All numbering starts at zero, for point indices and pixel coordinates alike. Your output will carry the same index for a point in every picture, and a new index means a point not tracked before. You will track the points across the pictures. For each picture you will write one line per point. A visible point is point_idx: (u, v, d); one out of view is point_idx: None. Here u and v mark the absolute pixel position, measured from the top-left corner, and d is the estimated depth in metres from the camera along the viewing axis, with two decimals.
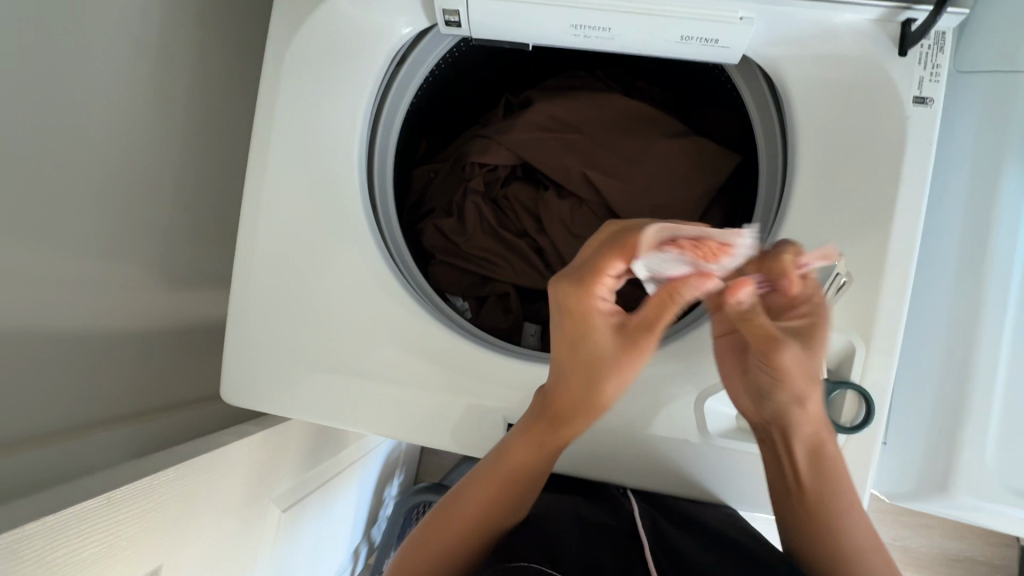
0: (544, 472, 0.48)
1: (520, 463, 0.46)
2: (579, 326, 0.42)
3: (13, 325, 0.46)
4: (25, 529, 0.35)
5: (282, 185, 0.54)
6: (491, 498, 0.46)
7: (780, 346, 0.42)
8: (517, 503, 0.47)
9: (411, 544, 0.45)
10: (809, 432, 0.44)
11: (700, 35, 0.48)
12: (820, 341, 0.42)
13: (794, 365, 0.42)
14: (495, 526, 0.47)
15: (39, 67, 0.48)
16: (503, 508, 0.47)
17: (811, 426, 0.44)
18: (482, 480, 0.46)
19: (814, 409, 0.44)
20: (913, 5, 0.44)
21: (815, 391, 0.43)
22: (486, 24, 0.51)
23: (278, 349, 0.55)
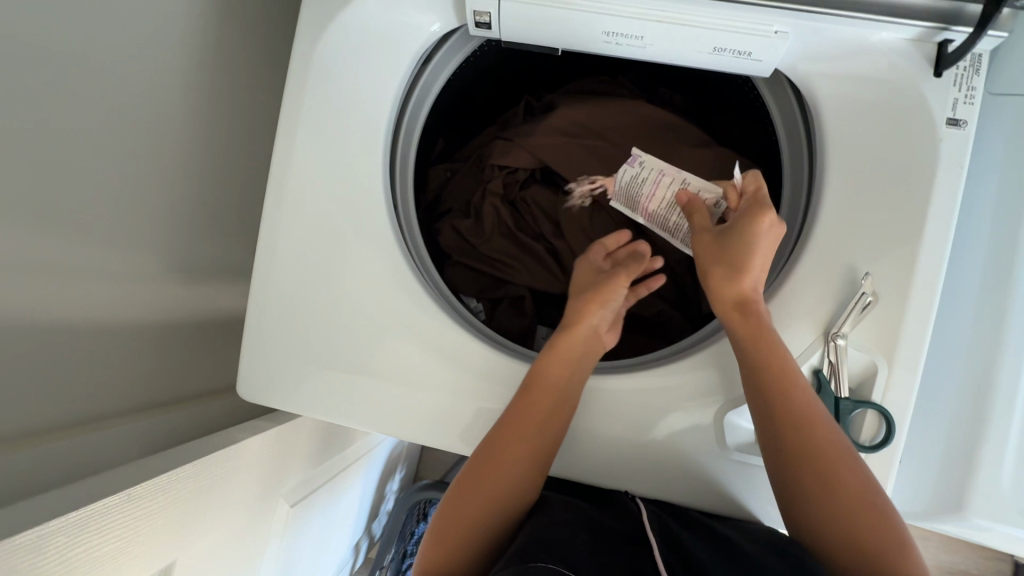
0: (559, 421, 0.51)
1: (553, 381, 0.51)
2: (578, 274, 0.59)
3: (33, 317, 0.46)
4: (48, 525, 0.35)
5: (306, 182, 0.54)
6: (519, 449, 0.50)
7: (701, 229, 0.51)
8: (552, 433, 0.50)
9: (455, 497, 0.50)
10: (724, 310, 0.48)
11: (733, 47, 0.48)
12: (741, 230, 0.48)
13: (703, 246, 0.50)
14: (536, 462, 0.50)
15: (66, 56, 0.48)
16: (531, 453, 0.50)
17: (720, 305, 0.48)
18: (518, 411, 0.50)
19: (721, 285, 0.48)
20: (951, 26, 0.44)
21: (722, 267, 0.48)
22: (517, 27, 0.51)
23: (296, 346, 0.55)
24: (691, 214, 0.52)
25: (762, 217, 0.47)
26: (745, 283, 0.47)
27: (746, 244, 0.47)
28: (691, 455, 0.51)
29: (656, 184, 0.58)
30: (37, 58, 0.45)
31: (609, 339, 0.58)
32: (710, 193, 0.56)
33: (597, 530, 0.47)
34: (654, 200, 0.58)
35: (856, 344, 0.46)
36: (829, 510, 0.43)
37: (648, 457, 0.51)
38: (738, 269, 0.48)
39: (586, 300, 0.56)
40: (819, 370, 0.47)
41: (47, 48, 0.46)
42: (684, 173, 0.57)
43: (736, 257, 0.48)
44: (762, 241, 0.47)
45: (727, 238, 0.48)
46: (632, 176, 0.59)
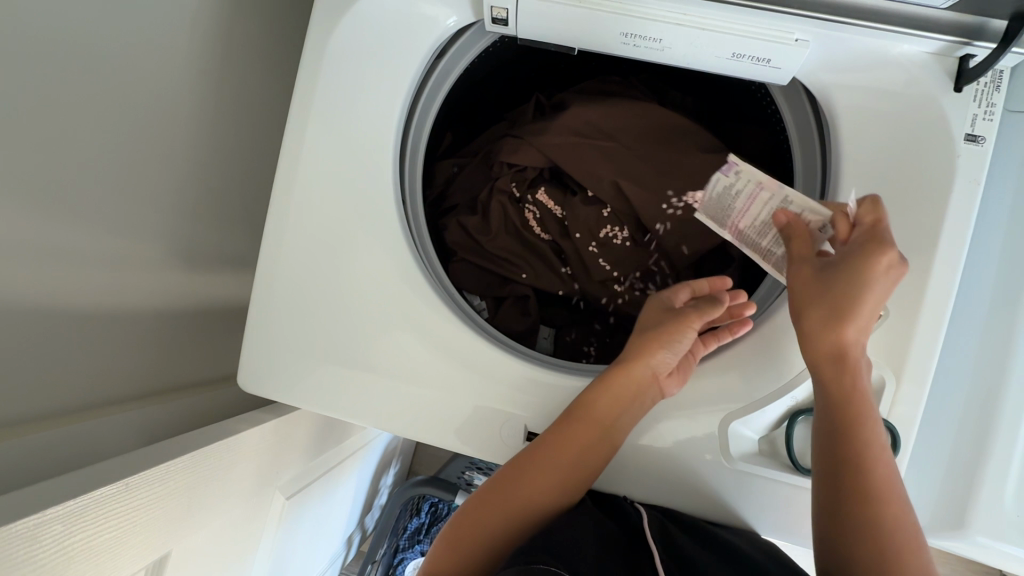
0: (600, 458, 0.51)
1: (598, 416, 0.50)
2: (647, 312, 0.56)
3: (34, 300, 0.46)
4: (47, 513, 0.35)
5: (315, 172, 0.53)
6: (556, 476, 0.51)
7: (800, 260, 0.46)
8: (594, 459, 0.51)
9: (482, 497, 0.52)
10: (818, 358, 0.44)
11: (752, 53, 0.47)
12: (848, 271, 0.43)
13: (799, 280, 0.45)
14: (567, 487, 0.51)
15: (77, 37, 0.47)
16: (564, 480, 0.51)
17: (812, 354, 0.44)
18: (562, 433, 0.50)
19: (818, 338, 0.44)
20: (974, 41, 0.44)
21: (820, 306, 0.44)
22: (535, 24, 0.50)
23: (299, 338, 0.54)
24: (790, 238, 0.47)
25: (874, 258, 0.42)
26: (845, 333, 0.43)
27: (852, 288, 0.43)
28: (694, 461, 0.50)
29: (751, 200, 0.50)
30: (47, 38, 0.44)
31: (672, 389, 0.51)
32: (818, 217, 0.47)
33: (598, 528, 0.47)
34: (746, 217, 0.51)
35: (863, 358, 0.46)
36: (860, 522, 0.44)
37: (650, 462, 0.51)
38: (837, 314, 0.43)
39: (647, 337, 0.53)
40: None
41: (58, 30, 0.45)
42: (788, 189, 0.48)
43: (836, 301, 0.43)
44: (872, 286, 0.42)
45: (832, 278, 0.44)
46: (723, 186, 0.52)
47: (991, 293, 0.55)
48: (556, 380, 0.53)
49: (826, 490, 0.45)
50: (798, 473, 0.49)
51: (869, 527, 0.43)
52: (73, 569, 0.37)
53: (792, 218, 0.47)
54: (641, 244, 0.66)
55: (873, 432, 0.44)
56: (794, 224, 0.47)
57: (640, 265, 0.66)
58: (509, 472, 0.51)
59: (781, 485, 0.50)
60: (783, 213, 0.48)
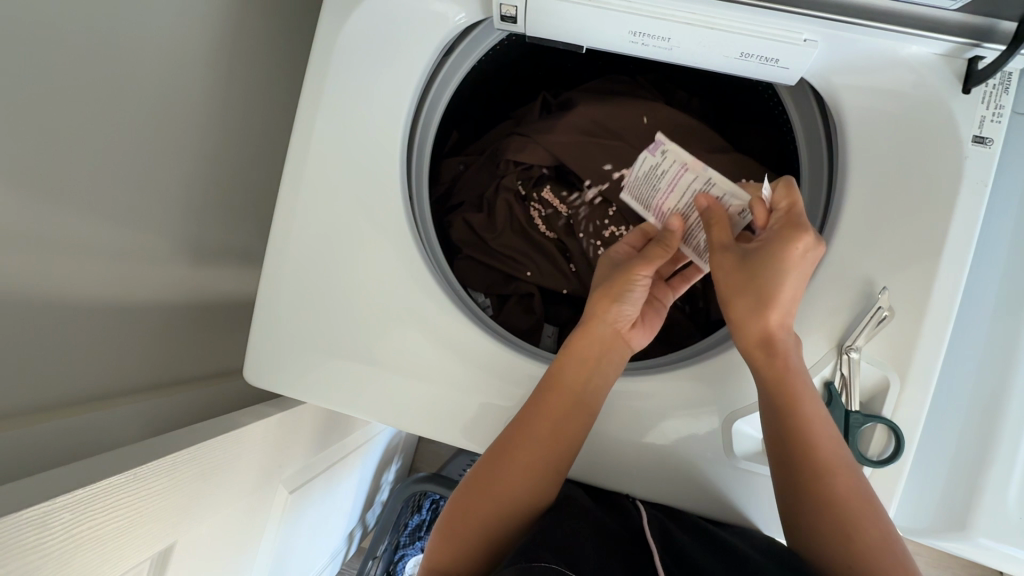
0: (576, 427, 0.49)
1: (571, 386, 0.49)
2: (601, 269, 0.55)
3: (43, 290, 0.46)
4: (55, 502, 0.35)
5: (322, 168, 0.53)
6: (535, 458, 0.49)
7: (722, 248, 0.45)
8: (570, 434, 0.49)
9: (466, 496, 0.50)
10: (749, 343, 0.45)
11: (761, 53, 0.47)
12: (769, 256, 0.43)
13: (722, 267, 0.45)
14: (546, 467, 0.49)
15: (88, 31, 0.47)
16: (543, 460, 0.49)
17: (744, 339, 0.45)
18: (529, 415, 0.49)
19: (748, 324, 0.44)
20: (983, 43, 0.44)
21: (746, 294, 0.44)
22: (543, 22, 0.50)
23: (305, 332, 0.54)
24: (709, 223, 0.47)
25: (795, 241, 0.43)
26: (772, 318, 0.44)
27: (774, 273, 0.43)
28: (696, 460, 0.50)
29: (675, 182, 0.50)
30: (59, 31, 0.45)
31: (638, 340, 0.54)
32: (738, 202, 0.47)
33: (599, 528, 0.47)
34: (670, 198, 0.52)
35: (868, 357, 0.46)
36: (822, 502, 0.44)
37: (653, 460, 0.51)
38: (762, 300, 0.43)
39: (605, 295, 0.52)
40: (831, 383, 0.47)
41: (70, 23, 0.45)
42: (711, 171, 0.48)
43: (760, 288, 0.43)
44: (794, 270, 0.43)
45: (754, 264, 0.44)
46: (650, 167, 0.52)
47: (997, 295, 0.55)
48: None
49: (784, 474, 0.46)
50: None
51: (831, 507, 0.44)
52: (79, 558, 0.37)
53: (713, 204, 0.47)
54: None
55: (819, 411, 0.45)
56: (715, 209, 0.47)
57: None
58: (487, 463, 0.50)
59: None
60: (704, 199, 0.47)
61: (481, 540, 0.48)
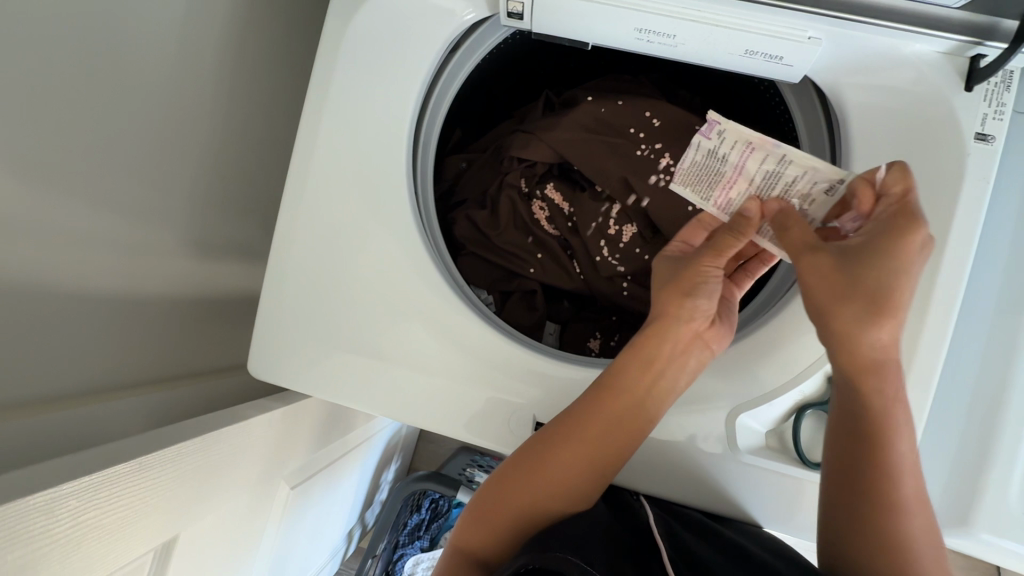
0: (630, 428, 0.48)
1: (630, 389, 0.47)
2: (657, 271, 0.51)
3: (49, 281, 0.46)
4: (62, 489, 0.35)
5: (329, 162, 0.54)
6: (587, 454, 0.48)
7: (812, 250, 0.41)
8: (619, 446, 0.48)
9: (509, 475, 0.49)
10: (855, 363, 0.42)
11: (765, 50, 0.48)
12: (884, 254, 0.39)
13: (819, 271, 0.40)
14: (593, 468, 0.48)
15: (96, 24, 0.47)
16: (595, 458, 0.48)
17: (856, 361, 0.41)
18: (580, 423, 0.48)
19: (863, 343, 0.40)
20: (986, 41, 0.44)
21: (858, 303, 0.40)
22: (551, 19, 0.51)
23: (309, 326, 0.54)
24: (784, 224, 0.43)
25: (907, 235, 0.39)
26: (880, 331, 0.40)
27: (887, 272, 0.39)
28: (701, 456, 0.51)
29: (743, 161, 0.46)
30: (66, 22, 0.45)
31: (722, 342, 0.49)
32: (823, 179, 0.44)
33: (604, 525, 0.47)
34: (738, 184, 0.47)
35: None
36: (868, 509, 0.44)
37: (658, 456, 0.51)
38: (874, 311, 0.39)
39: (669, 292, 0.48)
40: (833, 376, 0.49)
41: (78, 15, 0.46)
42: (784, 147, 0.44)
43: (873, 293, 0.39)
44: (911, 270, 0.39)
45: (859, 266, 0.39)
46: (708, 151, 0.47)
47: (998, 293, 0.56)
48: (566, 372, 0.53)
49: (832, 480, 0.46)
50: (805, 466, 0.49)
51: (873, 513, 0.44)
52: (84, 547, 0.37)
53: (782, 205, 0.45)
54: (648, 240, 0.66)
55: (902, 442, 0.44)
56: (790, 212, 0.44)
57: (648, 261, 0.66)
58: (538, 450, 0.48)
59: (787, 479, 0.50)
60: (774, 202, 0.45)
61: (507, 532, 0.48)
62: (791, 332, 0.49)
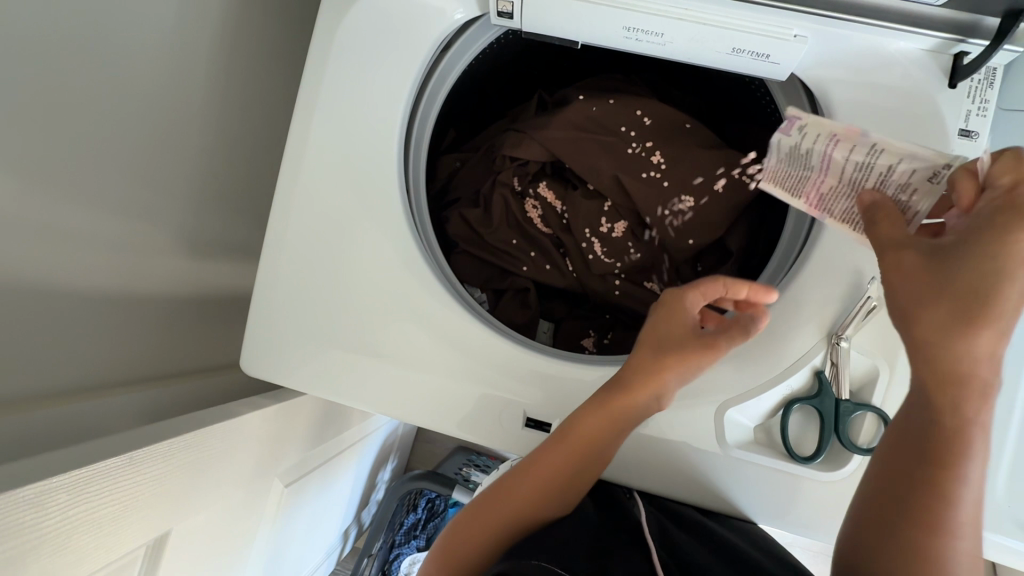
0: (597, 459, 0.50)
1: (600, 426, 0.48)
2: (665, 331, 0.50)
3: (41, 278, 0.47)
4: (51, 482, 0.35)
5: (321, 160, 0.54)
6: (552, 481, 0.49)
7: (895, 249, 0.37)
8: (584, 474, 0.50)
9: (475, 510, 0.49)
10: (935, 373, 0.34)
11: (752, 48, 0.48)
12: (975, 251, 0.32)
13: (899, 267, 0.36)
14: (561, 495, 0.49)
15: (88, 24, 0.48)
16: (562, 485, 0.49)
17: (938, 373, 0.34)
18: (546, 454, 0.49)
19: (954, 353, 0.33)
20: (968, 38, 0.45)
21: (948, 311, 0.33)
22: (540, 18, 0.51)
23: (301, 323, 0.55)
24: (872, 219, 0.40)
25: (1014, 232, 0.32)
26: (973, 342, 0.33)
27: (1005, 279, 0.32)
28: (691, 451, 0.51)
29: (829, 155, 0.43)
30: (58, 21, 0.45)
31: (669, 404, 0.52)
32: (925, 165, 0.39)
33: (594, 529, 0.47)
34: (829, 179, 0.43)
35: (859, 348, 0.48)
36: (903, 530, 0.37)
37: (648, 452, 0.52)
38: (973, 317, 0.32)
39: (663, 363, 0.48)
40: (821, 371, 0.49)
41: (70, 15, 0.46)
42: (873, 135, 0.40)
43: (974, 301, 0.32)
44: (1019, 272, 0.31)
45: (953, 266, 0.33)
46: (790, 146, 0.45)
47: None
48: (557, 368, 0.53)
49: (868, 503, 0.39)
50: (795, 460, 0.50)
51: (903, 534, 0.37)
52: (73, 542, 0.38)
53: (876, 198, 0.40)
54: (640, 238, 0.66)
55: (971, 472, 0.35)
56: (886, 207, 0.39)
57: (641, 260, 0.66)
58: (505, 483, 0.49)
59: (776, 473, 0.50)
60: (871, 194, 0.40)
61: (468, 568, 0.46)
62: (781, 327, 0.49)
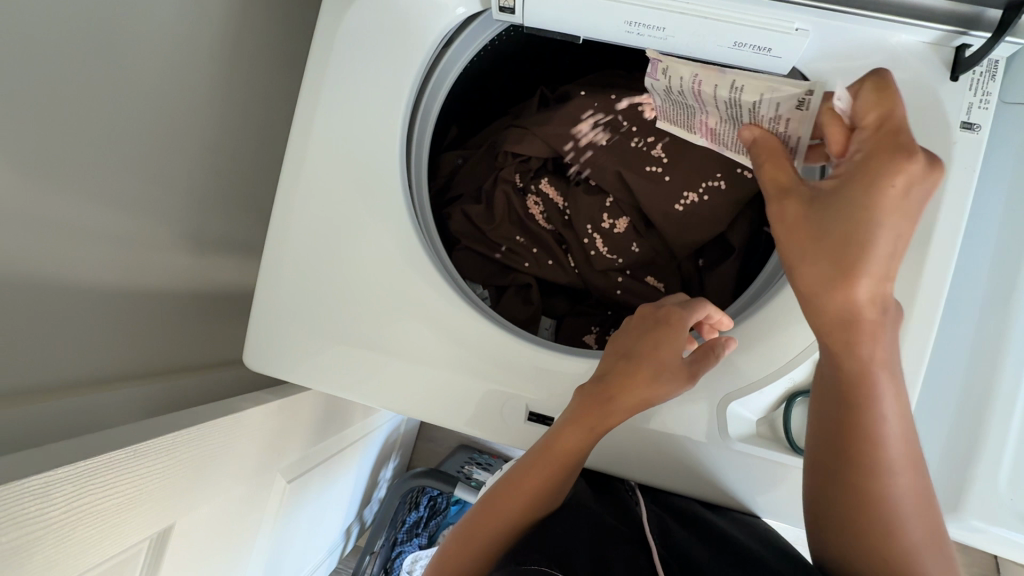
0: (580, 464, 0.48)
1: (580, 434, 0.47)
2: (658, 350, 0.48)
3: (45, 272, 0.47)
4: (57, 472, 0.35)
5: (324, 155, 0.54)
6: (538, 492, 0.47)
7: (779, 199, 0.38)
8: (567, 481, 0.48)
9: (464, 525, 0.48)
10: (827, 321, 0.37)
11: (753, 42, 0.48)
12: (845, 203, 0.35)
13: (788, 219, 0.38)
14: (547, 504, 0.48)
15: (93, 19, 0.48)
16: (548, 496, 0.47)
17: (824, 319, 0.38)
18: (529, 465, 0.47)
19: (828, 303, 0.37)
20: (970, 31, 0.45)
21: (824, 262, 0.35)
22: (541, 12, 0.51)
23: (304, 318, 0.55)
24: (757, 160, 0.41)
25: (886, 174, 0.33)
26: (852, 292, 0.35)
27: (874, 227, 0.34)
28: (693, 446, 0.51)
29: (700, 94, 0.46)
30: (63, 16, 0.45)
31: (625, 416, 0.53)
32: (786, 95, 0.41)
33: (595, 526, 0.47)
34: (712, 115, 0.47)
35: None
36: (842, 461, 0.41)
37: (650, 447, 0.52)
38: (843, 267, 0.35)
39: (656, 384, 0.47)
40: None
41: (75, 10, 0.46)
42: (730, 73, 0.42)
43: (845, 249, 0.35)
44: (884, 220, 0.34)
45: (825, 215, 0.35)
46: (664, 89, 0.47)
47: (988, 283, 0.57)
48: (559, 363, 0.53)
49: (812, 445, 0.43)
50: (798, 454, 0.50)
51: (842, 470, 0.41)
52: (77, 533, 0.38)
53: (758, 136, 0.41)
54: (642, 233, 0.66)
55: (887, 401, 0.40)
56: (767, 147, 0.40)
57: (643, 256, 0.67)
58: (490, 499, 0.48)
59: (779, 467, 0.50)
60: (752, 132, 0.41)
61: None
62: (785, 321, 0.49)
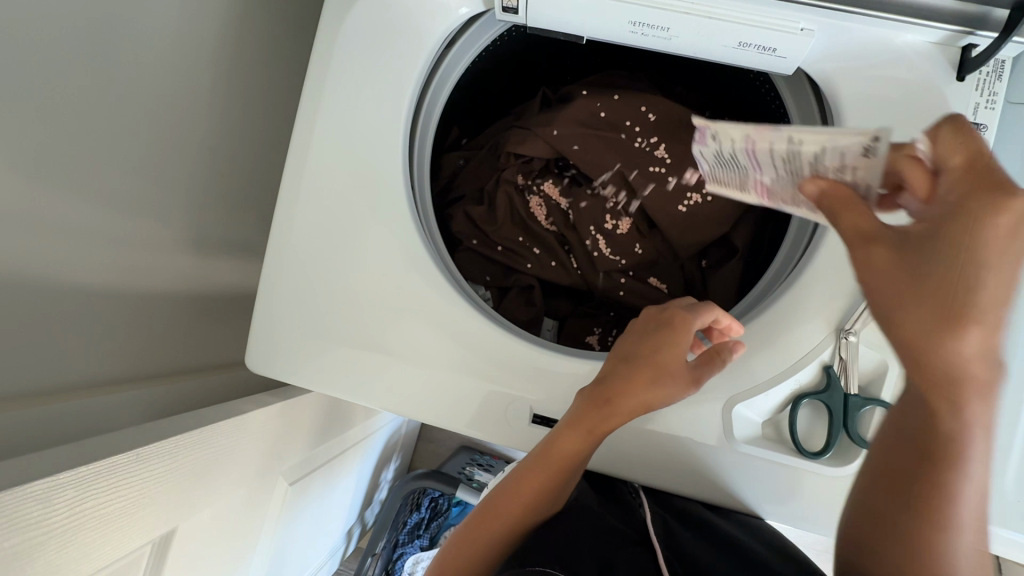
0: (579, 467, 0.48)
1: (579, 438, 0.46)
2: (657, 353, 0.47)
3: (46, 275, 0.46)
4: (60, 478, 0.35)
5: (326, 156, 0.54)
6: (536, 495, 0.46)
7: (862, 245, 0.31)
8: (566, 484, 0.48)
9: (464, 529, 0.47)
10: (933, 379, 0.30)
11: (757, 42, 0.48)
12: (946, 245, 0.28)
13: (873, 266, 0.30)
14: (546, 508, 0.47)
15: (94, 20, 0.48)
16: (546, 499, 0.47)
17: (926, 377, 0.31)
18: (528, 469, 0.47)
19: (935, 357, 0.29)
20: (977, 30, 0.45)
21: (925, 309, 0.29)
22: (545, 13, 0.51)
23: (307, 319, 0.55)
24: (833, 216, 0.32)
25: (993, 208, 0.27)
26: (961, 344, 0.28)
27: (984, 271, 0.28)
28: (698, 447, 0.51)
29: (751, 154, 0.36)
30: (64, 17, 0.45)
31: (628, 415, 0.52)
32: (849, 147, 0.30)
33: (598, 529, 0.47)
34: (768, 172, 0.36)
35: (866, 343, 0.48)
36: (904, 511, 0.37)
37: (654, 449, 0.52)
38: (950, 317, 0.28)
39: (651, 388, 0.46)
40: (830, 366, 0.49)
41: (76, 12, 0.46)
42: (784, 129, 0.32)
43: (952, 297, 0.28)
44: (994, 263, 0.27)
45: (925, 258, 0.29)
46: (716, 155, 0.40)
47: None
48: (563, 365, 0.53)
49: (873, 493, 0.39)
50: (803, 457, 0.49)
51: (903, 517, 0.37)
52: (80, 538, 0.37)
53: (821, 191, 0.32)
54: (645, 234, 0.66)
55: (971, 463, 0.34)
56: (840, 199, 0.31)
57: (646, 257, 0.66)
58: (489, 502, 0.47)
59: (784, 469, 0.50)
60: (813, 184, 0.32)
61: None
62: (789, 323, 0.49)
